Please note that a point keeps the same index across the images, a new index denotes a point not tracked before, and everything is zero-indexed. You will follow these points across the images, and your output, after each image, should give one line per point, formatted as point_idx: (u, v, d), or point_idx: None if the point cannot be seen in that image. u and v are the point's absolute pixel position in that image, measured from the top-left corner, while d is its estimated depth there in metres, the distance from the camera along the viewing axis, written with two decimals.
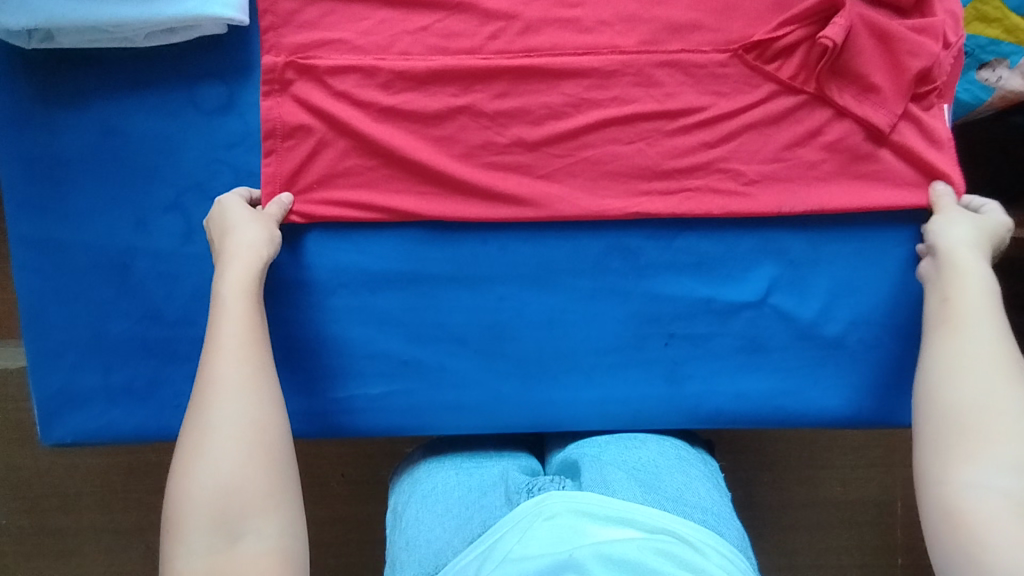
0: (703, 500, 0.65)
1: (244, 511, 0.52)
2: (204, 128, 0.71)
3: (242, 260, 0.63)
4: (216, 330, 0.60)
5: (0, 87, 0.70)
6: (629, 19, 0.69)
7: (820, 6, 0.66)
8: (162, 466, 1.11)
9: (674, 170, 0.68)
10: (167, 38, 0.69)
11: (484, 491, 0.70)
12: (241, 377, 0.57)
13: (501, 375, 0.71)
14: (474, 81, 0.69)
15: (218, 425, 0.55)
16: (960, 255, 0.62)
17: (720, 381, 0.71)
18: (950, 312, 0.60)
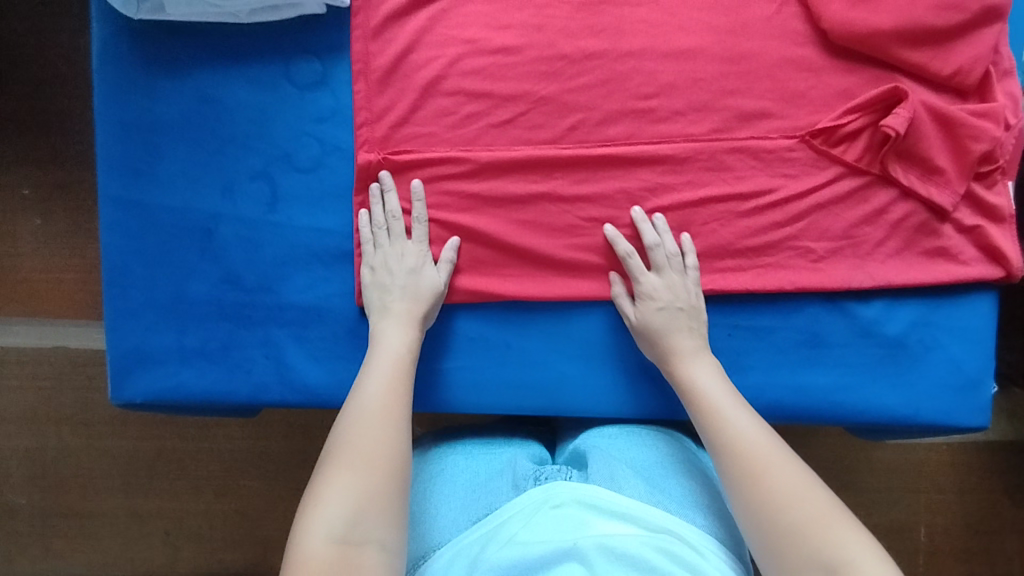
0: (706, 502, 0.69)
1: (371, 528, 0.55)
2: (296, 101, 0.74)
3: (405, 309, 0.71)
4: (369, 368, 0.67)
5: (108, 49, 0.73)
6: (701, 108, 0.73)
7: (882, 96, 0.70)
8: (188, 451, 1.15)
9: (747, 249, 0.74)
10: (269, 16, 0.72)
11: (494, 476, 0.73)
12: (393, 415, 0.63)
13: (568, 358, 0.76)
14: (556, 169, 0.74)
15: (373, 441, 0.60)
16: (703, 380, 0.68)
17: (781, 374, 0.75)
18: (723, 441, 0.62)
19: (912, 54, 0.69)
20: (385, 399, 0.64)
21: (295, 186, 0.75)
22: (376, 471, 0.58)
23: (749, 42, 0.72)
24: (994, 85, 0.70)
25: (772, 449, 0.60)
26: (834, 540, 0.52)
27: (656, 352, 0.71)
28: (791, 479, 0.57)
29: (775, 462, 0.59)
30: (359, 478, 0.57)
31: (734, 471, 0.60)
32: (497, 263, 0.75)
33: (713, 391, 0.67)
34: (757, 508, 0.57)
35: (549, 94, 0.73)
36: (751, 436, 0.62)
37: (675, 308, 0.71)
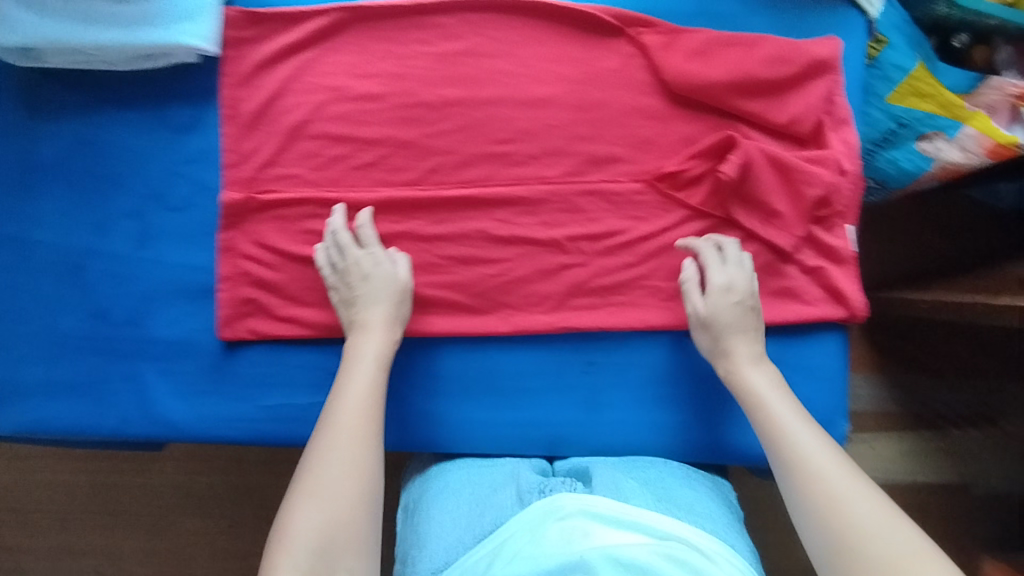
0: (712, 512, 0.70)
1: (341, 550, 0.60)
2: (169, 144, 0.78)
3: (377, 328, 0.73)
4: (341, 389, 0.70)
5: None
6: (554, 153, 0.76)
7: (719, 143, 0.74)
8: (120, 481, 1.16)
9: (598, 287, 0.77)
10: (145, 64, 0.76)
11: (497, 486, 0.73)
12: (358, 441, 0.66)
13: (428, 393, 0.79)
14: (417, 210, 0.77)
15: (334, 476, 0.63)
16: (760, 387, 0.68)
17: (633, 411, 0.77)
18: (791, 463, 0.63)
19: (748, 104, 0.73)
20: (353, 428, 0.67)
21: (167, 224, 0.79)
22: (336, 506, 0.62)
23: (600, 91, 0.75)
24: (828, 134, 0.74)
25: (832, 466, 0.61)
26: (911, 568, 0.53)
27: (709, 345, 0.72)
28: (857, 500, 0.58)
29: (828, 481, 0.60)
30: (321, 512, 0.61)
31: (804, 495, 0.61)
32: None
33: (784, 405, 0.67)
34: (831, 531, 0.58)
35: (410, 138, 0.76)
36: (818, 454, 0.62)
37: (745, 306, 0.72)
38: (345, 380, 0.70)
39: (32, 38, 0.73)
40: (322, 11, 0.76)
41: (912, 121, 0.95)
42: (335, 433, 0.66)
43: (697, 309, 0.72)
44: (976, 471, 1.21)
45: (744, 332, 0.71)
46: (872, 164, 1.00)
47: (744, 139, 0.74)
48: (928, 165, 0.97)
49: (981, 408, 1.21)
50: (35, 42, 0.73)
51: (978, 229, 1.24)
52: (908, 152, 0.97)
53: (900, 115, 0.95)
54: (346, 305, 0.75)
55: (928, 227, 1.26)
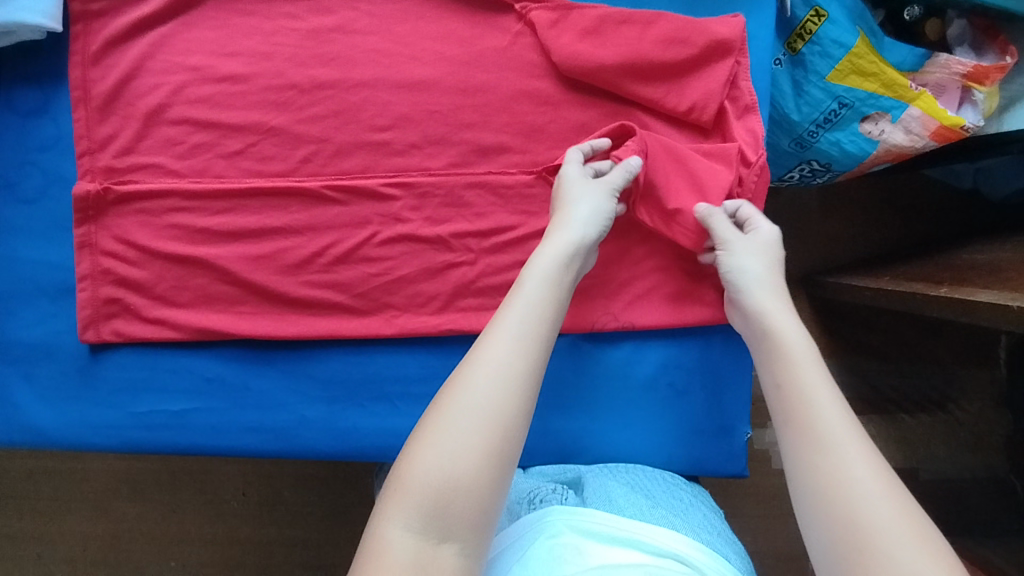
0: (707, 524, 0.63)
1: (462, 513, 0.46)
2: (19, 130, 0.71)
3: (560, 241, 0.60)
4: (507, 310, 0.55)
5: None
6: (437, 142, 0.70)
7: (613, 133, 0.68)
8: (59, 472, 1.14)
9: (488, 287, 0.71)
10: None
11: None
12: (518, 385, 0.51)
13: (311, 400, 0.73)
14: (291, 203, 0.71)
15: (466, 436, 0.48)
16: (783, 324, 0.57)
17: (530, 420, 0.72)
18: (801, 421, 0.51)
19: (643, 88, 0.67)
20: (506, 375, 0.51)
21: (21, 218, 0.72)
22: (464, 468, 0.47)
23: (483, 73, 0.70)
24: (731, 121, 0.68)
25: (846, 437, 0.49)
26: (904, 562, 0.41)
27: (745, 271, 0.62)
28: (862, 475, 0.46)
29: (838, 453, 0.48)
30: (454, 462, 0.47)
31: (810, 464, 0.49)
32: (232, 299, 0.72)
33: (810, 363, 0.54)
34: (826, 514, 0.46)
35: (279, 125, 0.70)
36: (827, 408, 0.51)
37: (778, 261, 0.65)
38: (509, 316, 0.55)
39: None
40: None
41: (856, 101, 0.83)
42: (474, 365, 0.52)
43: (730, 235, 0.64)
44: (931, 460, 1.08)
45: (772, 287, 0.61)
46: (813, 147, 0.88)
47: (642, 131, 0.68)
48: (873, 148, 0.86)
49: (934, 394, 1.09)
50: None
51: (932, 214, 1.12)
52: (852, 133, 0.86)
53: (841, 94, 0.83)
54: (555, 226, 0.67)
55: (875, 207, 1.13)
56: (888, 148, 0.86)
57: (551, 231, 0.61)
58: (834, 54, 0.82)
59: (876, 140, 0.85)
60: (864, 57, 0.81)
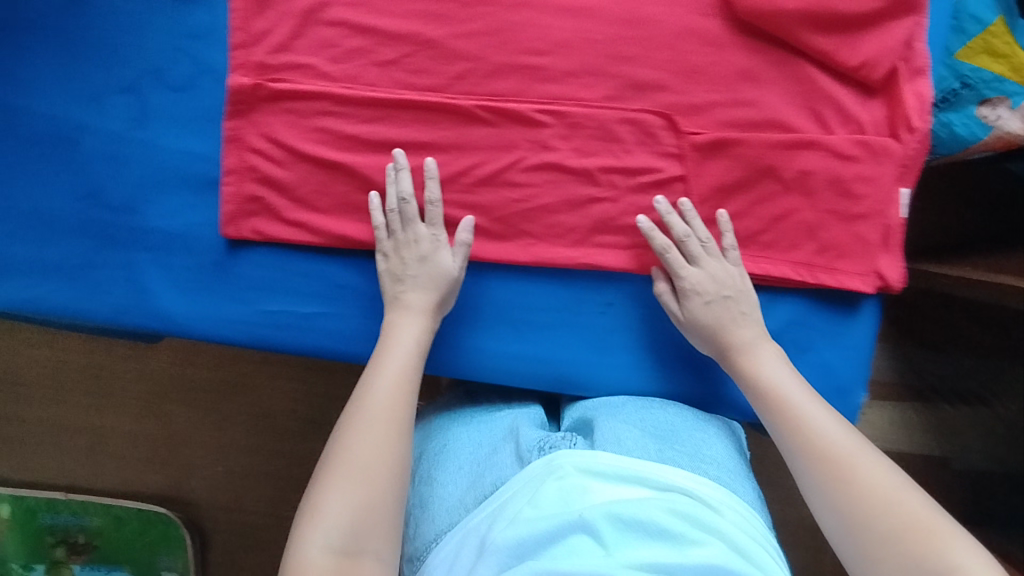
0: (719, 456, 0.66)
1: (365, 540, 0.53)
2: (170, 15, 0.69)
3: (422, 289, 0.68)
4: (380, 360, 0.65)
5: None
6: (595, 72, 0.69)
7: (747, 120, 0.69)
8: (136, 369, 1.15)
9: (627, 226, 0.71)
10: None
11: (496, 446, 0.67)
12: (401, 393, 0.62)
13: (436, 316, 0.74)
14: (440, 119, 0.70)
15: (374, 440, 0.58)
16: (772, 373, 0.64)
17: (649, 359, 0.73)
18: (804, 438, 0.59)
19: (819, 39, 0.66)
20: (399, 378, 0.63)
21: (165, 105, 0.71)
22: (364, 460, 0.57)
23: (651, 5, 0.68)
24: (898, 84, 0.67)
25: (853, 448, 0.57)
26: (933, 547, 0.49)
27: (704, 338, 0.68)
28: (873, 471, 0.55)
29: (844, 464, 0.56)
30: (361, 487, 0.55)
31: (818, 484, 0.57)
32: (371, 210, 0.72)
33: (782, 377, 0.64)
34: (839, 519, 0.54)
35: (437, 37, 0.69)
36: (829, 426, 0.59)
37: (721, 297, 0.67)
38: (397, 318, 0.67)
39: None
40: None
41: (979, 82, 0.76)
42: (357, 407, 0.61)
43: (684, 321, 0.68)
44: (964, 450, 1.07)
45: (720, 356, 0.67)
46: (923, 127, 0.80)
47: (794, 167, 0.69)
48: (984, 136, 0.77)
49: (979, 388, 1.06)
50: None
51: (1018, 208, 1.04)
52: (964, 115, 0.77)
53: (967, 74, 0.76)
54: (391, 279, 0.69)
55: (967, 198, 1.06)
56: (1000, 137, 0.77)
57: (389, 323, 0.68)
58: (970, 29, 0.75)
59: (990, 127, 0.77)
60: (1001, 36, 0.74)
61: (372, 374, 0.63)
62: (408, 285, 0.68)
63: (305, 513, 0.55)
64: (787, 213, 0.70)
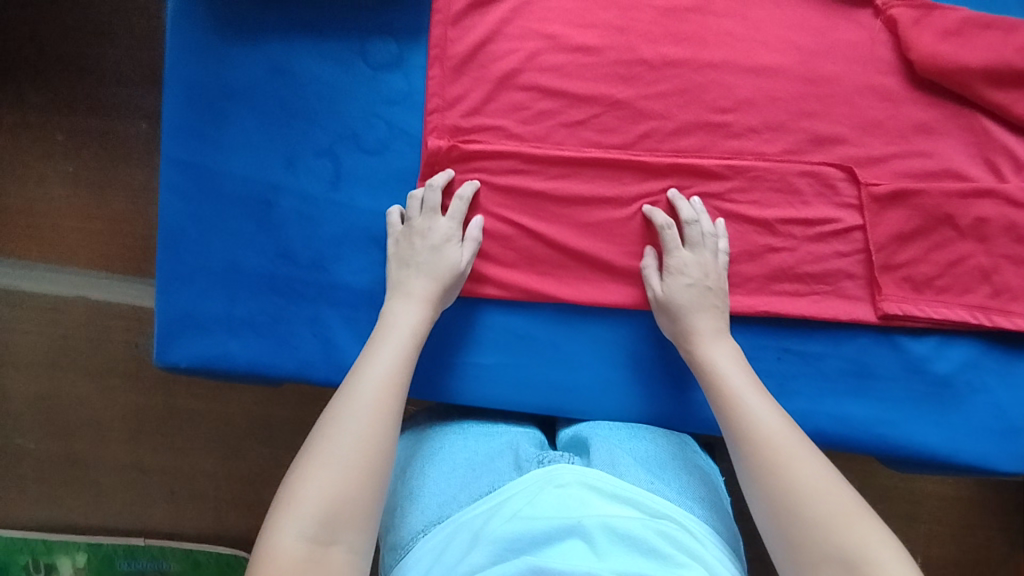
0: (703, 494, 0.67)
1: (339, 526, 0.51)
2: (369, 82, 0.72)
3: (428, 274, 0.69)
4: (373, 348, 0.64)
5: (184, 14, 0.71)
6: (777, 128, 0.72)
7: (923, 170, 0.72)
8: (244, 413, 1.10)
9: (805, 274, 0.73)
10: None
11: (493, 456, 0.70)
12: (394, 386, 0.61)
13: (616, 366, 0.75)
14: (624, 174, 0.73)
15: (352, 426, 0.56)
16: (720, 362, 0.66)
17: (825, 402, 0.74)
18: (738, 428, 0.60)
19: (997, 93, 0.69)
20: (392, 374, 0.62)
21: (360, 167, 0.74)
22: (353, 447, 0.55)
23: (830, 64, 0.71)
24: None
25: (789, 442, 0.58)
26: (851, 538, 0.50)
27: (676, 317, 0.69)
28: (800, 464, 0.56)
29: (774, 456, 0.57)
30: (350, 471, 0.54)
31: (752, 471, 0.57)
32: (555, 263, 0.74)
33: (730, 367, 0.65)
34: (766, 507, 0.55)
35: (625, 98, 0.72)
36: (768, 420, 0.60)
37: (704, 287, 0.69)
38: (396, 315, 0.67)
39: None
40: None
41: None
42: (348, 393, 0.59)
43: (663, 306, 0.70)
44: None
45: (688, 343, 0.68)
46: None
47: (970, 215, 0.72)
48: None
49: None
50: None
51: None
52: None
53: None
54: (401, 264, 0.70)
55: None
56: None
57: (389, 307, 0.68)
58: None
59: None
60: None
61: (377, 362, 0.62)
62: (414, 271, 0.69)
63: (280, 500, 0.53)
64: (961, 258, 0.73)
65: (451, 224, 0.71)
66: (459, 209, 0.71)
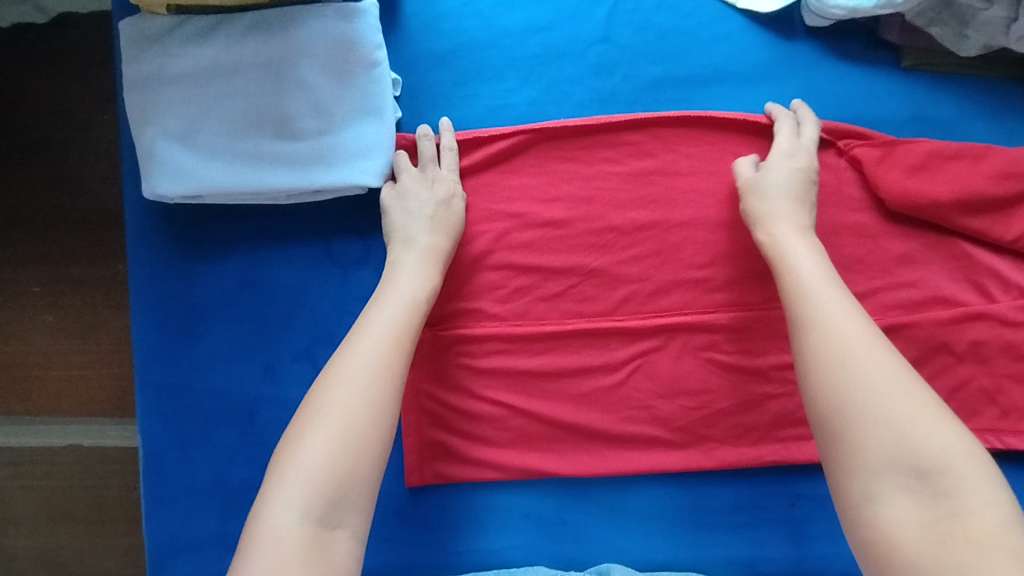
0: None
1: (347, 500, 0.50)
2: (338, 282, 0.71)
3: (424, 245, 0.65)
4: (370, 313, 0.60)
5: (146, 242, 0.71)
6: (757, 277, 0.71)
7: (911, 301, 0.70)
8: None
9: (807, 417, 0.72)
10: (313, 198, 0.69)
11: (513, 572, 0.70)
12: (395, 343, 0.58)
13: (626, 532, 0.73)
14: (609, 340, 0.71)
15: (357, 381, 0.54)
16: (795, 252, 0.62)
17: (847, 543, 0.72)
18: (811, 326, 0.57)
19: (972, 221, 0.68)
20: (395, 335, 0.58)
21: None
22: (355, 414, 0.53)
23: None
24: None
25: (863, 336, 0.55)
26: (920, 436, 0.49)
27: (791, 151, 0.67)
28: (877, 366, 0.53)
29: (857, 366, 0.53)
30: (346, 434, 0.52)
31: (827, 363, 0.54)
32: (551, 437, 0.72)
33: (806, 253, 0.62)
34: (835, 398, 0.53)
35: (600, 266, 0.71)
36: (843, 321, 0.56)
37: (804, 174, 0.66)
38: (398, 274, 0.63)
39: (195, 184, 0.64)
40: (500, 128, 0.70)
41: None
42: (349, 356, 0.56)
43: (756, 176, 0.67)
44: None
45: (795, 196, 0.65)
46: None
47: (963, 339, 0.70)
48: None
49: None
50: (200, 188, 0.65)
51: None
52: None
53: None
54: (404, 216, 0.66)
55: None
56: None
57: (394, 262, 0.64)
58: None
59: None
60: None
61: (377, 320, 0.59)
62: (418, 223, 0.65)
63: (281, 463, 0.51)
64: (963, 384, 0.71)
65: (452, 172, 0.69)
66: (454, 161, 0.69)
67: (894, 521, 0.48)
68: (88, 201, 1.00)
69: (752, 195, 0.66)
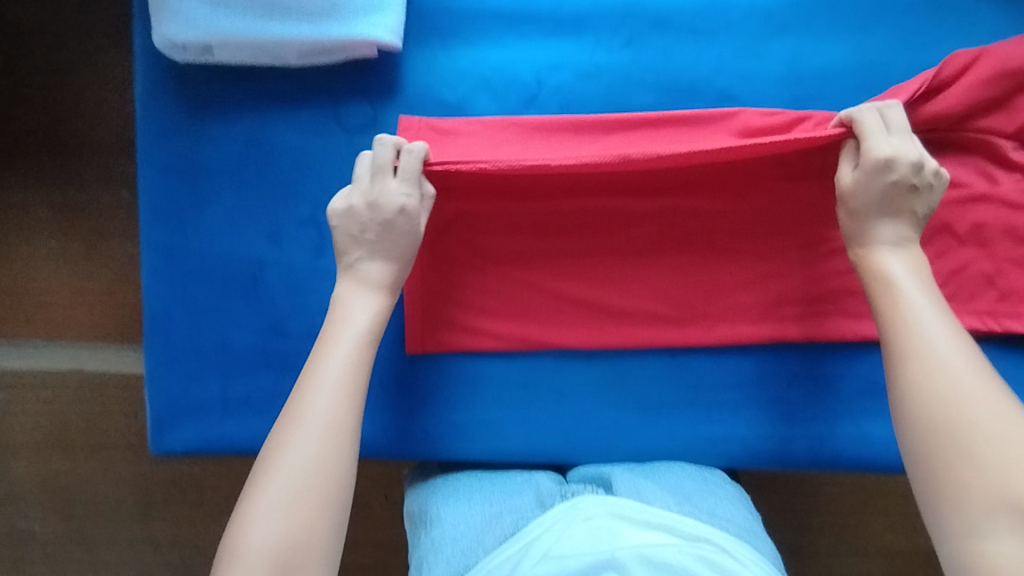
0: (737, 517, 0.65)
1: (302, 564, 0.50)
2: (344, 146, 0.71)
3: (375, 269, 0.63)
4: (315, 365, 0.58)
5: (153, 100, 0.71)
6: None
7: None
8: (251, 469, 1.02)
9: (806, 295, 0.72)
10: (322, 58, 0.70)
11: (512, 491, 0.69)
12: (344, 397, 0.56)
13: (623, 407, 0.74)
14: (611, 214, 0.72)
15: (304, 448, 0.53)
16: (893, 264, 0.60)
17: (842, 423, 0.73)
18: (905, 339, 0.56)
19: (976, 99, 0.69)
20: (342, 387, 0.57)
21: None
22: (299, 484, 0.52)
23: (806, 87, 0.71)
24: None
25: (955, 359, 0.54)
26: (1014, 471, 0.47)
27: (892, 159, 0.60)
28: (969, 389, 0.51)
29: (948, 384, 0.52)
30: (293, 511, 0.51)
31: (918, 374, 0.54)
32: (551, 309, 0.73)
33: (902, 266, 0.60)
34: (926, 432, 0.52)
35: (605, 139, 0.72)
36: (938, 341, 0.55)
37: (906, 184, 0.61)
38: (348, 317, 0.61)
39: (208, 32, 0.66)
40: (491, 159, 0.65)
41: None
42: (296, 417, 0.55)
43: (851, 184, 0.62)
44: None
45: (892, 212, 0.61)
46: None
47: (964, 222, 0.71)
48: None
49: None
50: (212, 37, 0.66)
51: None
52: None
53: None
54: (350, 238, 0.63)
55: None
56: None
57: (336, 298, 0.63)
58: None
59: None
60: None
61: (323, 373, 0.57)
62: (360, 248, 0.63)
63: (225, 552, 0.50)
64: (963, 267, 0.71)
65: (405, 186, 0.63)
66: (412, 167, 0.63)
67: (998, 556, 0.45)
68: (95, 94, 1.00)
69: (849, 212, 0.63)
